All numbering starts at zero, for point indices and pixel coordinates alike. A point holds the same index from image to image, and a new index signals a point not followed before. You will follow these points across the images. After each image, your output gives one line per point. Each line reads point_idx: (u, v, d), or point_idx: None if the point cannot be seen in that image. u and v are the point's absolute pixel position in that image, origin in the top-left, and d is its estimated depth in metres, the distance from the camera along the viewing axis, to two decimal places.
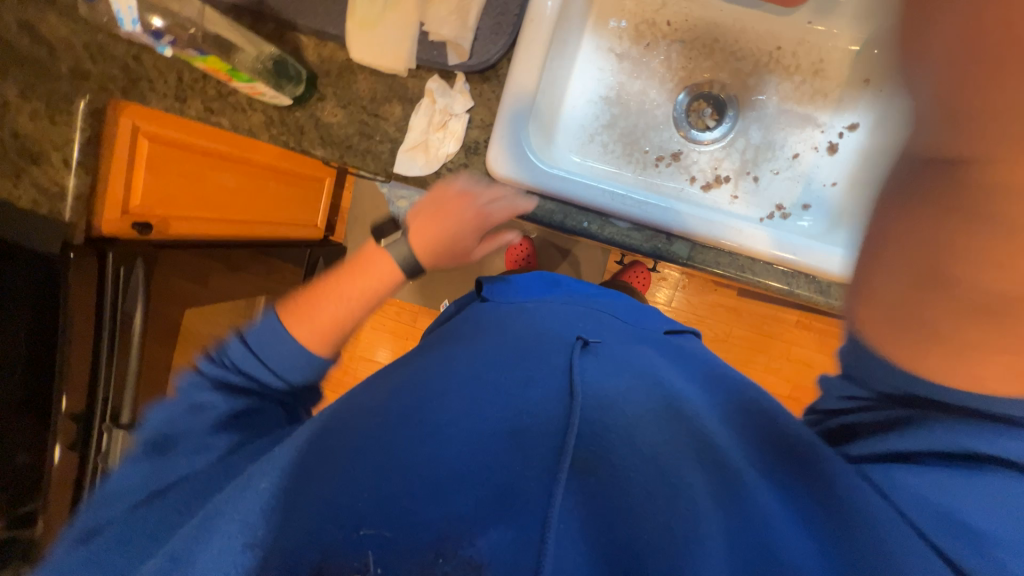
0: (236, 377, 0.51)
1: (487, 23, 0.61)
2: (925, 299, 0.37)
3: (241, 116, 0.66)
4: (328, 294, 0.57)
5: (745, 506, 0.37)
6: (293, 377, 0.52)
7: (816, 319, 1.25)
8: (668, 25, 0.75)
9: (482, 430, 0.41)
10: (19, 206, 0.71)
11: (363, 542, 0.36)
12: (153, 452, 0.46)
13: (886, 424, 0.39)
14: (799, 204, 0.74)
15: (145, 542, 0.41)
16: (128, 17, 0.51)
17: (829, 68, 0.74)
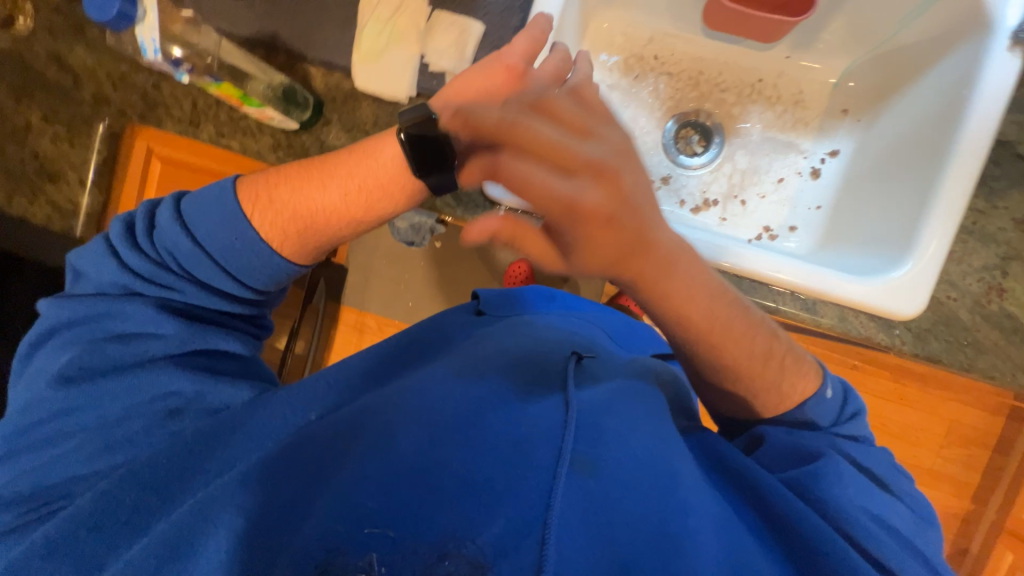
0: (194, 297, 0.52)
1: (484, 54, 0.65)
2: (715, 360, 0.50)
3: (249, 140, 0.69)
4: (305, 192, 0.54)
5: (715, 508, 0.43)
6: (258, 284, 0.53)
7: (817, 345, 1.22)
8: (655, 59, 0.80)
9: (485, 436, 0.42)
10: (34, 219, 0.80)
11: (366, 540, 0.35)
12: (113, 402, 0.47)
13: (798, 444, 0.50)
14: (786, 226, 0.76)
15: (121, 518, 0.42)
16: (150, 47, 0.57)
17: (809, 99, 0.78)
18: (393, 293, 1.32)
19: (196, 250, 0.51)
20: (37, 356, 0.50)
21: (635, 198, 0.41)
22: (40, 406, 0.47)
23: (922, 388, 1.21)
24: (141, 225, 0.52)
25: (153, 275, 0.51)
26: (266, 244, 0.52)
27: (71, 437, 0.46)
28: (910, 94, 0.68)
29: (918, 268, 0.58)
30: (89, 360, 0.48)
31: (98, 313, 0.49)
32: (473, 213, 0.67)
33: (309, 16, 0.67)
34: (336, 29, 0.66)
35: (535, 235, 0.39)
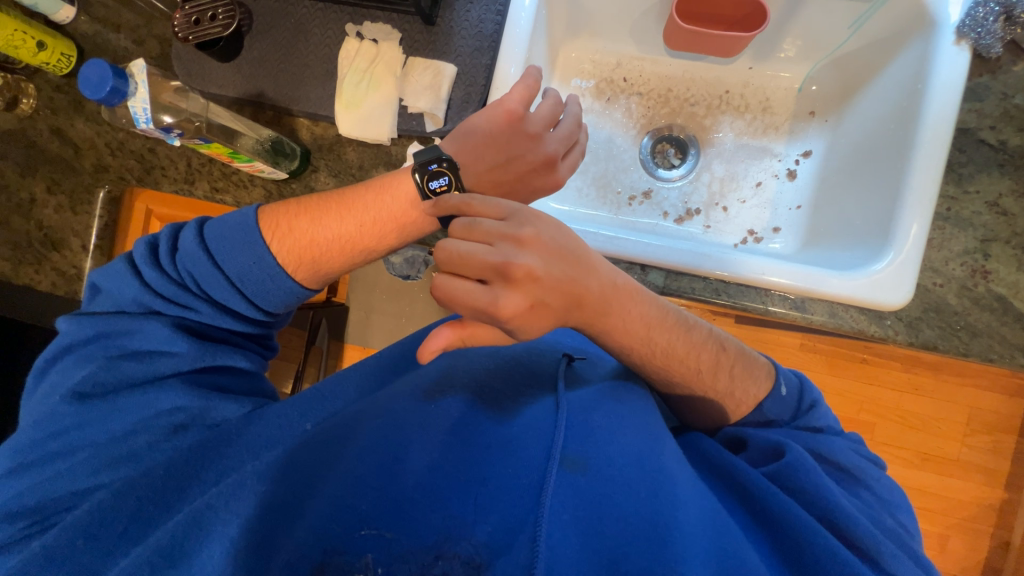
0: (208, 317, 0.53)
1: (458, 93, 0.68)
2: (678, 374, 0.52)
3: (242, 192, 0.73)
4: (323, 222, 0.56)
5: (698, 498, 0.43)
6: (270, 307, 0.55)
7: (822, 341, 1.21)
8: (625, 81, 0.84)
9: (479, 443, 0.45)
10: (38, 288, 0.81)
11: (366, 542, 0.38)
12: (123, 417, 0.48)
13: (762, 441, 0.51)
14: (769, 228, 0.78)
15: (119, 528, 0.43)
16: (142, 117, 0.60)
17: (776, 105, 0.81)
18: (394, 328, 1.33)
19: (215, 272, 0.52)
20: (51, 371, 0.51)
21: (551, 278, 0.44)
22: (47, 421, 0.48)
23: (935, 376, 1.19)
24: (163, 245, 0.53)
25: (171, 293, 0.52)
26: (283, 270, 0.53)
27: (76, 452, 0.46)
28: (871, 93, 0.71)
29: (900, 259, 0.59)
30: (104, 378, 0.48)
31: (117, 329, 0.50)
32: None
33: (292, 73, 0.71)
34: (319, 83, 0.70)
35: (485, 329, 0.44)
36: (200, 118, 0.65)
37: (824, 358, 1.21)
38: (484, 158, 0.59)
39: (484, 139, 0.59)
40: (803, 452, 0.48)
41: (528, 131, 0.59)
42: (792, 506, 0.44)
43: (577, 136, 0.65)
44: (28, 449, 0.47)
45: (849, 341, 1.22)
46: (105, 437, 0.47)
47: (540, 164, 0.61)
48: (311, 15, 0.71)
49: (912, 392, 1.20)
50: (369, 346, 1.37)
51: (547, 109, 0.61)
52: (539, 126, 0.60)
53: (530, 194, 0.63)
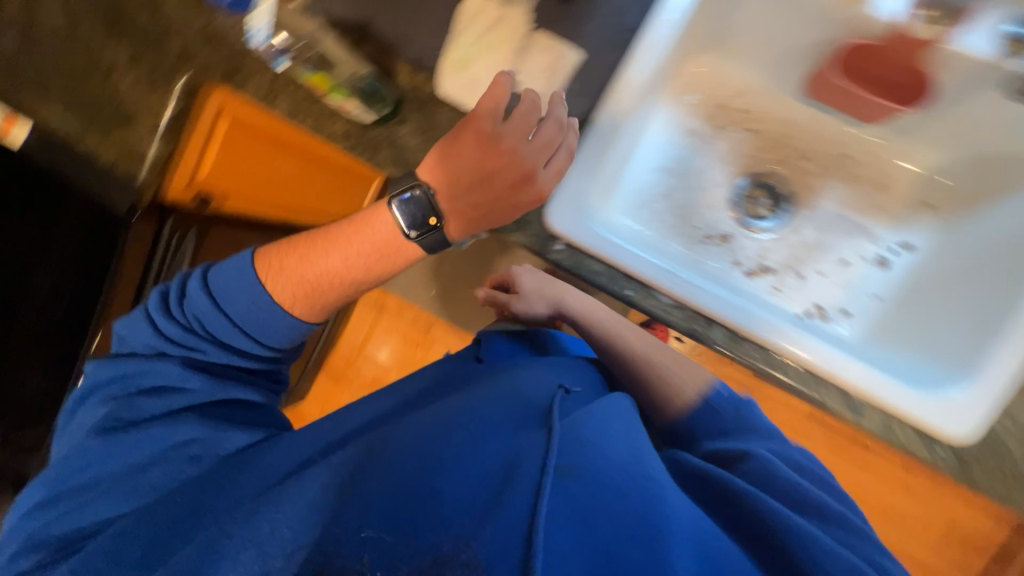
0: (215, 356, 0.60)
1: (574, 84, 0.63)
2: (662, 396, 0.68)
3: (323, 123, 0.70)
4: (309, 258, 0.60)
5: (678, 509, 0.47)
6: (273, 342, 0.61)
7: (832, 421, 1.19)
8: (743, 112, 0.78)
9: (471, 453, 0.47)
10: (99, 157, 0.80)
11: (364, 543, 0.40)
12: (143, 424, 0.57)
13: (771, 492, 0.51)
14: (839, 309, 0.75)
15: (134, 556, 0.48)
16: (260, 35, 0.63)
17: (894, 184, 0.75)
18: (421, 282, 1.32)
19: (217, 313, 0.59)
20: (44, 479, 0.57)
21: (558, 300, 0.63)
22: (70, 476, 0.55)
23: (931, 488, 1.18)
24: (174, 294, 0.61)
25: (187, 337, 0.59)
26: (281, 308, 0.59)
27: (97, 484, 0.55)
28: (1003, 204, 0.67)
29: (982, 390, 0.57)
30: (126, 414, 0.57)
31: (120, 425, 0.56)
32: (530, 240, 0.64)
33: (407, 12, 0.66)
34: (432, 30, 0.65)
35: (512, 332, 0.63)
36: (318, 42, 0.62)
37: (825, 436, 1.20)
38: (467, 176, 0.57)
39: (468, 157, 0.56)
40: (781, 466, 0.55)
41: (501, 147, 0.56)
42: (786, 536, 0.47)
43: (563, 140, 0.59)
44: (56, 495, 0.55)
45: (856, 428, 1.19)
46: (135, 433, 0.56)
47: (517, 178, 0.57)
48: None
49: (905, 493, 1.19)
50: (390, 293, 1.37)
51: (523, 119, 0.57)
52: (514, 135, 0.57)
53: (512, 212, 0.59)
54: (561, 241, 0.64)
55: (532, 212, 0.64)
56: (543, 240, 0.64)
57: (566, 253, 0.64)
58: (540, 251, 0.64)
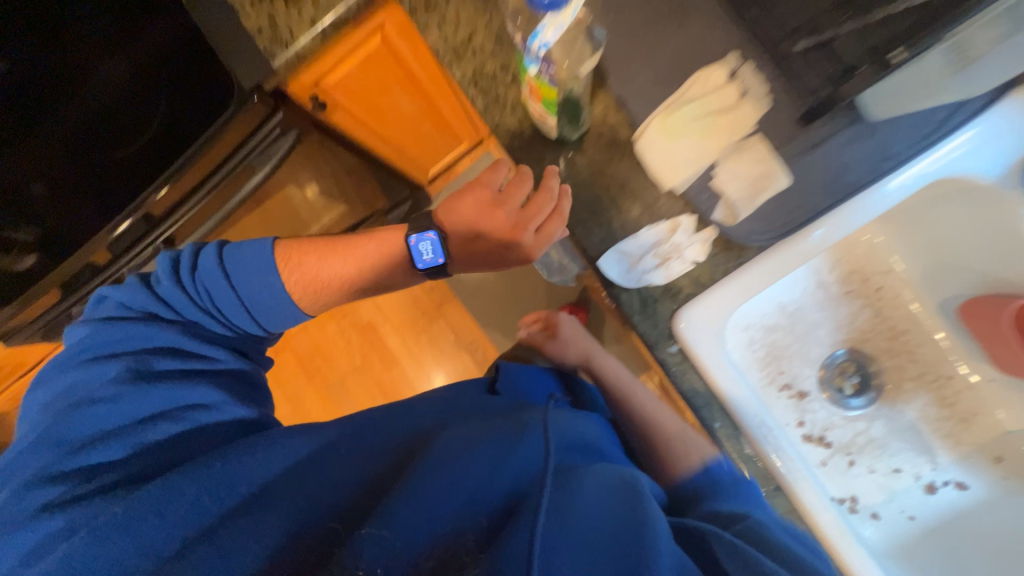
0: (224, 286, 0.55)
1: (767, 207, 0.59)
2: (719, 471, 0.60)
3: (496, 109, 0.65)
4: (327, 260, 0.61)
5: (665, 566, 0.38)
6: (273, 328, 0.59)
7: None
8: (877, 289, 0.76)
9: (444, 484, 0.45)
10: (240, 19, 0.70)
11: (363, 545, 0.40)
12: (192, 366, 0.53)
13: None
14: (870, 510, 0.75)
15: (200, 497, 0.44)
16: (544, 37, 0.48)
17: (977, 426, 0.74)
18: None
19: (229, 292, 0.55)
20: (59, 376, 0.52)
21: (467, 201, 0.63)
22: (62, 441, 0.47)
23: None
24: (187, 261, 0.56)
25: (179, 307, 0.55)
26: (289, 297, 0.58)
27: (66, 487, 0.45)
28: None
29: None
30: (154, 362, 0.51)
31: (140, 365, 0.51)
32: (648, 330, 0.62)
33: (637, 46, 0.60)
34: (655, 77, 0.60)
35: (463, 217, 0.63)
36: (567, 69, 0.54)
37: None
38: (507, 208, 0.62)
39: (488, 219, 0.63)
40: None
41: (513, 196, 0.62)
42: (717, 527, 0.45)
43: (556, 205, 0.60)
44: (59, 472, 0.46)
45: None
46: (149, 411, 0.49)
47: (505, 238, 0.62)
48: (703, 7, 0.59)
49: None
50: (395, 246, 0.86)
51: (515, 186, 0.62)
52: (508, 203, 0.62)
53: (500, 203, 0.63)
54: (678, 344, 0.62)
55: (662, 304, 0.62)
56: (662, 335, 0.62)
57: (678, 359, 0.62)
58: (655, 344, 0.62)
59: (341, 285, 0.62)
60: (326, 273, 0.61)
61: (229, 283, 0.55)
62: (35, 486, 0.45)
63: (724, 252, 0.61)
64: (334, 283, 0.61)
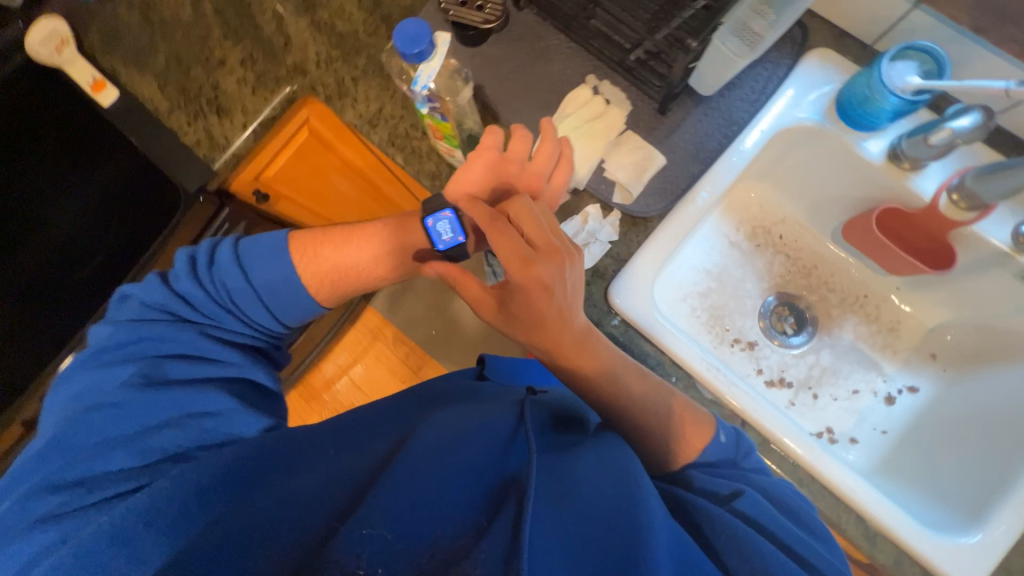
0: (247, 284, 0.61)
1: (654, 183, 0.70)
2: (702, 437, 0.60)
3: (414, 159, 0.75)
4: (341, 249, 0.66)
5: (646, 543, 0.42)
6: (288, 320, 0.64)
7: None
8: (780, 236, 0.87)
9: (436, 469, 0.47)
10: (182, 138, 0.83)
11: (365, 540, 0.40)
12: (200, 371, 0.57)
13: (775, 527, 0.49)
14: (848, 436, 0.78)
15: (174, 516, 0.45)
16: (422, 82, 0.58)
17: (904, 331, 0.82)
18: (422, 318, 1.44)
19: (247, 288, 0.61)
20: (80, 373, 0.56)
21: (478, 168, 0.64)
22: (70, 449, 0.50)
23: None
24: (203, 259, 0.61)
25: (199, 304, 0.60)
26: (304, 288, 0.63)
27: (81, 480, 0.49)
28: (1004, 373, 0.71)
29: (987, 539, 0.61)
30: (166, 369, 0.56)
31: (151, 369, 0.55)
32: (589, 310, 0.69)
33: (517, 86, 0.74)
34: (537, 107, 0.73)
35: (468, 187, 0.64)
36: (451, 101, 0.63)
37: None
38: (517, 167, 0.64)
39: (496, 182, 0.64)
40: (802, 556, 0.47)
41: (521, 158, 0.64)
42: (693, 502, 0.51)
43: (561, 152, 0.65)
44: (60, 482, 0.49)
45: None
46: (156, 415, 0.53)
47: (525, 191, 0.64)
48: (559, 49, 0.74)
49: None
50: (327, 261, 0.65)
51: (520, 142, 0.64)
52: (515, 162, 0.64)
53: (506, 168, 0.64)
54: (618, 316, 0.69)
55: (595, 285, 0.69)
56: (602, 311, 0.69)
57: (622, 329, 0.69)
58: (598, 321, 0.69)
59: (352, 274, 0.66)
60: (337, 261, 0.65)
61: (251, 280, 0.61)
62: (42, 494, 0.48)
63: (633, 228, 0.70)
64: (344, 270, 0.66)
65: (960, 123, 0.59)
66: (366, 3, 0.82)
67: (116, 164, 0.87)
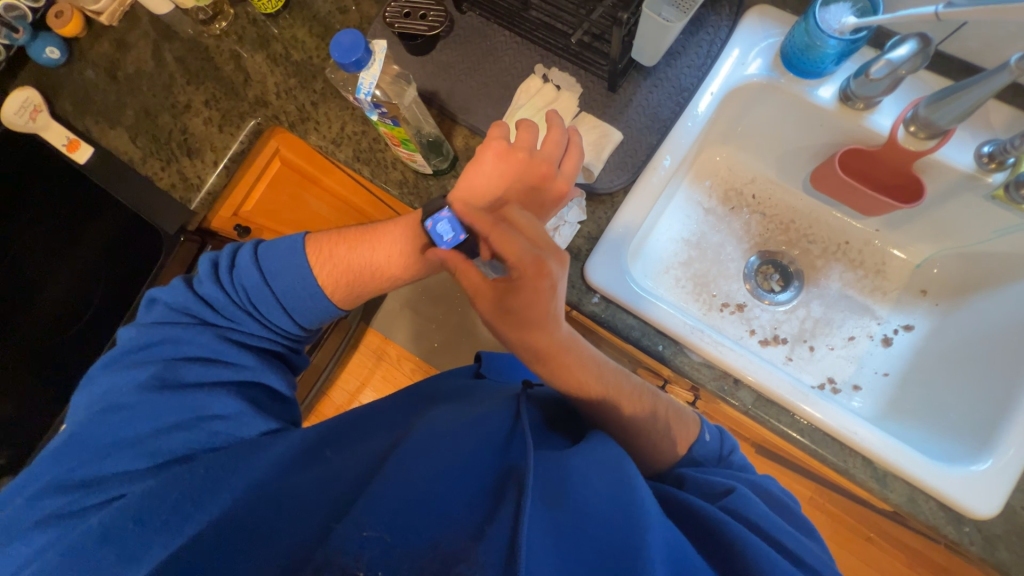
0: (266, 291, 0.62)
1: (615, 159, 0.71)
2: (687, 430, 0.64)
3: (381, 170, 0.77)
4: (358, 251, 0.67)
5: (633, 514, 0.42)
6: (305, 322, 0.65)
7: (829, 500, 1.23)
8: (753, 197, 0.87)
9: (429, 462, 0.47)
10: (158, 185, 0.86)
11: (364, 542, 0.39)
12: (213, 372, 0.57)
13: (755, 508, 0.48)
14: (850, 384, 0.77)
15: (163, 515, 0.46)
16: (365, 87, 0.59)
17: (890, 271, 0.82)
18: (421, 333, 1.45)
19: (265, 289, 0.62)
20: (105, 373, 0.58)
21: (485, 159, 0.63)
22: (87, 447, 0.52)
23: (914, 567, 1.22)
24: (224, 262, 0.63)
25: (220, 306, 0.61)
26: (321, 291, 0.64)
27: (95, 480, 0.51)
28: (994, 296, 0.71)
29: (999, 464, 0.60)
30: (180, 372, 0.56)
31: (169, 373, 0.56)
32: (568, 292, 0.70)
33: (469, 86, 0.76)
34: (491, 103, 0.75)
35: (474, 177, 0.64)
36: (398, 104, 0.64)
37: (827, 514, 1.24)
38: (524, 155, 0.62)
39: (500, 171, 0.63)
40: (787, 534, 0.46)
41: (523, 145, 0.62)
42: (682, 496, 0.50)
43: (568, 140, 0.64)
44: (67, 483, 0.51)
45: (855, 507, 1.21)
46: (166, 420, 0.53)
47: (534, 179, 0.62)
48: (505, 44, 0.76)
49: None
50: (346, 267, 0.66)
51: (527, 131, 0.62)
52: (522, 150, 0.62)
53: (513, 156, 0.62)
54: (597, 294, 0.70)
55: (571, 267, 0.70)
56: (581, 291, 0.70)
57: (602, 306, 0.69)
58: (578, 301, 0.69)
59: (370, 276, 0.67)
60: (354, 263, 0.66)
61: (260, 283, 0.62)
62: (49, 494, 0.50)
63: (600, 206, 0.72)
64: (362, 271, 0.66)
65: (897, 54, 0.60)
66: (317, 31, 0.85)
67: (110, 203, 0.88)
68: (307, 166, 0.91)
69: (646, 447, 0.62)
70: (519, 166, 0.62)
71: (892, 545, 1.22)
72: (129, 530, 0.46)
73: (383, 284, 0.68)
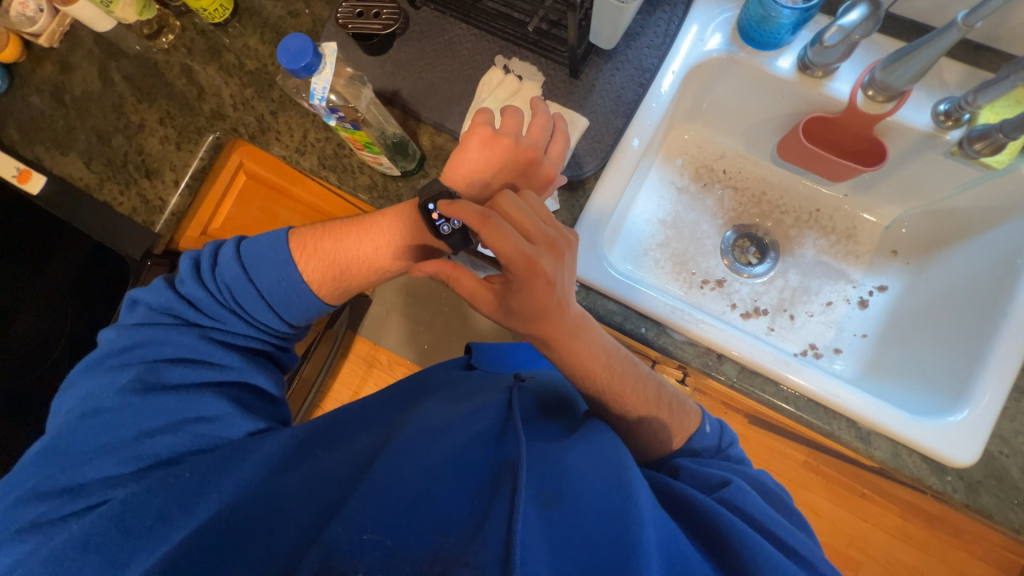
0: (251, 290, 0.60)
1: (584, 145, 0.71)
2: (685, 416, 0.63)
3: (348, 176, 0.75)
4: (344, 245, 0.64)
5: (627, 504, 0.42)
6: (292, 319, 0.62)
7: (822, 462, 1.27)
8: (724, 172, 0.87)
9: (421, 460, 0.46)
10: (118, 210, 0.82)
11: (364, 545, 0.38)
12: (197, 375, 0.55)
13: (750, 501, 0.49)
14: (831, 348, 0.79)
15: (150, 520, 0.45)
16: (319, 94, 0.59)
17: (861, 235, 0.84)
18: (409, 336, 1.44)
19: (249, 285, 0.60)
20: (85, 376, 0.55)
21: (472, 145, 0.61)
22: (67, 454, 0.50)
23: (908, 519, 1.26)
24: (206, 260, 0.61)
25: (202, 305, 0.59)
26: (308, 288, 0.62)
27: (79, 487, 0.49)
28: (962, 250, 0.73)
29: (975, 412, 0.62)
30: (163, 373, 0.54)
31: (153, 376, 0.54)
32: None
33: (430, 83, 0.74)
34: (454, 98, 0.74)
35: (464, 161, 0.62)
36: (355, 107, 0.64)
37: (821, 477, 1.27)
38: (512, 139, 0.61)
39: (486, 158, 0.62)
40: (778, 520, 0.47)
41: (509, 129, 0.61)
42: (676, 486, 0.51)
43: (554, 125, 0.64)
44: (46, 490, 0.49)
45: (848, 467, 1.24)
46: (152, 424, 0.51)
47: (522, 165, 0.61)
48: (463, 38, 0.75)
49: (886, 531, 1.27)
50: (331, 262, 0.63)
51: (512, 117, 0.61)
52: (509, 136, 0.61)
53: (500, 141, 0.61)
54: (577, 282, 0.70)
55: None
56: None
57: (583, 294, 0.69)
58: None
59: (357, 270, 0.64)
60: (340, 257, 0.64)
61: (244, 278, 0.59)
62: (27, 502, 0.48)
63: (572, 195, 0.72)
64: (349, 266, 0.64)
65: (847, 19, 0.60)
66: (269, 38, 0.83)
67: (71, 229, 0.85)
68: (274, 177, 0.88)
69: (637, 428, 0.62)
70: (506, 151, 0.61)
71: (886, 499, 1.26)
72: (117, 539, 0.45)
73: (371, 278, 0.66)
